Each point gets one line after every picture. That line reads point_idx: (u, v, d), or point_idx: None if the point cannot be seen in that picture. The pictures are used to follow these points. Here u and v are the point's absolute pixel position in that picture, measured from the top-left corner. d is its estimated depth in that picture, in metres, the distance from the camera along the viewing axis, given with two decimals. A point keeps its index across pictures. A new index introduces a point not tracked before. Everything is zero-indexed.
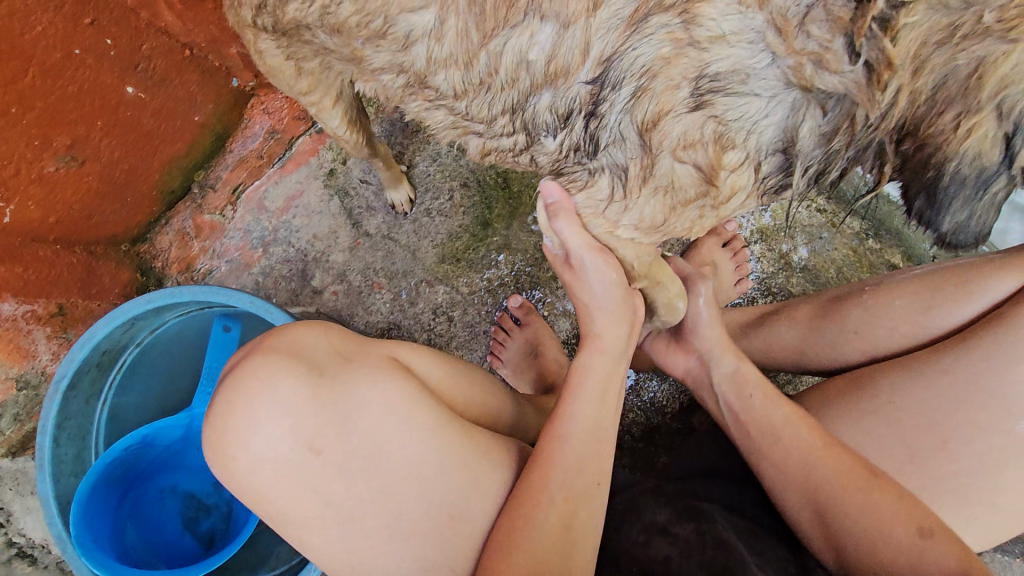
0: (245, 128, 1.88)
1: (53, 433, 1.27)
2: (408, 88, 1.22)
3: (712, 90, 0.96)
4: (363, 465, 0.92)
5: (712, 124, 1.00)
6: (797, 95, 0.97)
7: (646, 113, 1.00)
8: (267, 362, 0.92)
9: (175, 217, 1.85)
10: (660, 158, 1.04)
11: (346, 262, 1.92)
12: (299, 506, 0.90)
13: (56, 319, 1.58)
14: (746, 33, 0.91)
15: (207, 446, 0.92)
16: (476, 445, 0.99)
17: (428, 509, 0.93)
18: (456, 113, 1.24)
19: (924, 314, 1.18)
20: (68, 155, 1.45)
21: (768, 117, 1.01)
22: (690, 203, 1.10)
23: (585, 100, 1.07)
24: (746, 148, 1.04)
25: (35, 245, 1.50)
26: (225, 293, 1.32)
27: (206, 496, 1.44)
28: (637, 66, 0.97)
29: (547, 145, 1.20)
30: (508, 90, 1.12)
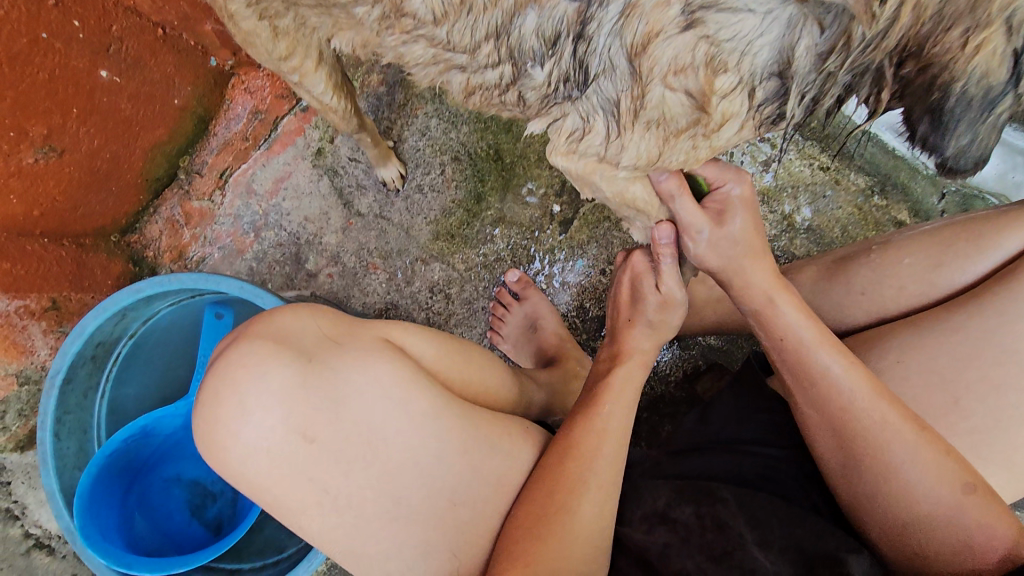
0: (228, 109, 1.84)
1: (53, 428, 1.27)
2: (385, 20, 1.13)
3: (704, 5, 0.92)
4: (360, 452, 0.91)
5: (704, 46, 0.97)
6: (793, 10, 0.93)
7: (635, 34, 0.99)
8: (253, 349, 0.90)
9: (163, 205, 1.82)
10: (650, 87, 1.03)
11: (339, 243, 1.90)
12: (296, 496, 0.90)
13: (50, 314, 1.57)
14: None
15: (198, 437, 0.91)
16: (477, 430, 0.98)
17: (428, 493, 0.94)
18: (438, 45, 1.15)
19: (933, 272, 1.15)
20: (46, 146, 1.41)
21: (762, 36, 0.96)
22: (682, 134, 1.08)
23: (572, 20, 1.03)
24: (739, 72, 1.00)
25: (22, 240, 1.48)
26: (214, 280, 1.30)
27: (211, 484, 1.45)
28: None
29: (535, 76, 1.15)
30: (491, 11, 1.04)
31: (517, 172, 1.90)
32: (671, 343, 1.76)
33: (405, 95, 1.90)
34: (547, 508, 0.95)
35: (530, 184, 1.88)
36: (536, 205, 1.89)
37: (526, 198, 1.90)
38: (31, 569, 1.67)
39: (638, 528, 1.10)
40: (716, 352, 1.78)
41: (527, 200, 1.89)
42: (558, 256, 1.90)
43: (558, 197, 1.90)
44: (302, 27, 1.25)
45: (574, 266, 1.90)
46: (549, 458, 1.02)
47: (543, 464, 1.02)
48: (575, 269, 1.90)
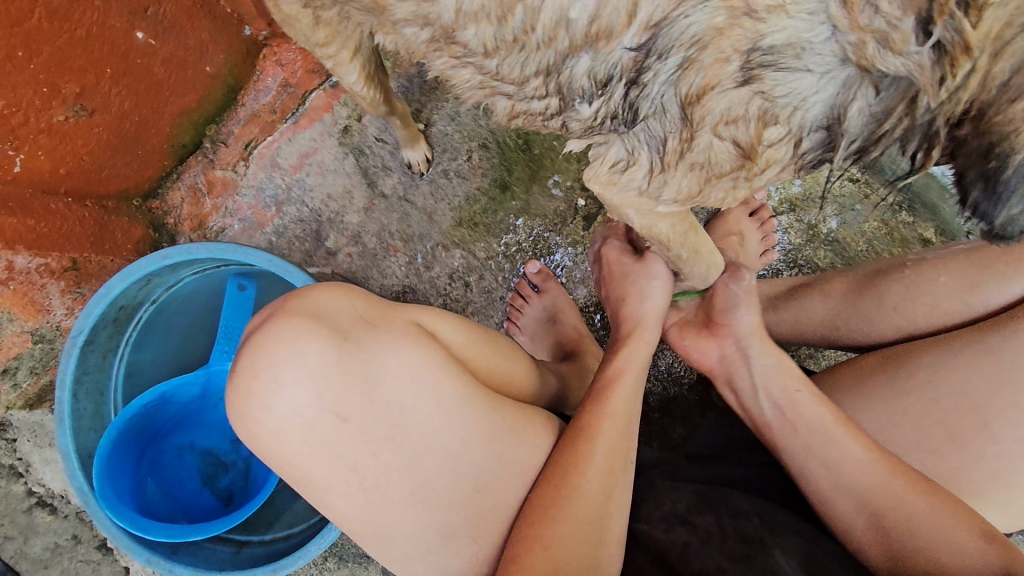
0: (257, 81, 1.81)
1: (72, 388, 1.26)
2: (434, 42, 1.06)
3: (764, 65, 0.85)
4: (389, 434, 0.91)
5: (758, 101, 0.89)
6: (852, 71, 0.84)
7: (691, 86, 0.90)
8: (289, 325, 0.90)
9: (186, 172, 1.80)
10: (700, 133, 0.95)
11: (361, 223, 1.89)
12: (324, 472, 0.89)
13: (69, 273, 1.56)
14: (807, 3, 0.77)
15: (230, 408, 0.91)
16: (505, 420, 0.98)
17: (452, 480, 0.93)
18: (488, 74, 1.08)
19: (970, 292, 1.14)
20: (78, 104, 1.40)
21: (817, 94, 0.88)
22: (724, 176, 1.02)
23: (628, 67, 0.93)
24: (789, 125, 0.92)
25: (46, 197, 1.46)
26: (244, 251, 1.29)
27: (224, 454, 1.43)
28: (686, 37, 0.85)
29: (581, 112, 1.07)
30: (545, 51, 0.96)
31: (545, 165, 1.89)
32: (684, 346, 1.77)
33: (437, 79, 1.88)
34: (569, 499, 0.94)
35: (558, 178, 1.87)
36: (561, 198, 1.88)
37: (551, 190, 1.89)
38: (32, 526, 1.69)
39: (657, 526, 1.09)
40: None
41: (553, 192, 1.88)
42: (580, 251, 1.89)
43: (583, 191, 1.89)
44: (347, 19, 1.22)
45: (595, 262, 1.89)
46: (567, 442, 1.01)
47: (562, 448, 1.00)
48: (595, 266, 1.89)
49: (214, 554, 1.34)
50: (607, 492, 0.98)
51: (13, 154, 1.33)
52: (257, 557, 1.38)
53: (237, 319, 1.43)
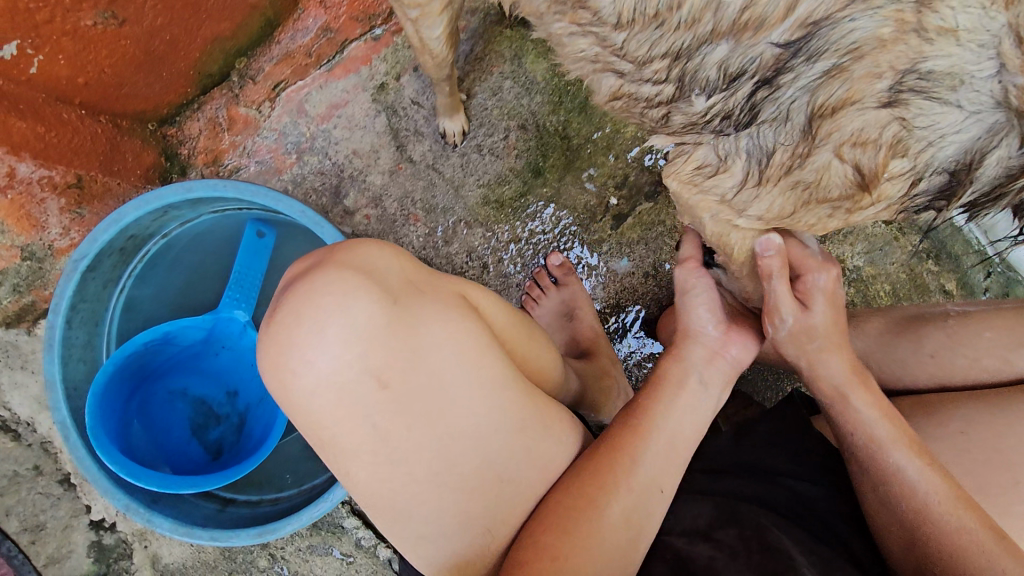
0: (297, 19, 1.71)
1: (66, 314, 1.18)
2: (558, 4, 1.12)
3: (914, 89, 0.88)
4: (424, 408, 0.85)
5: (896, 126, 0.92)
6: (1001, 117, 0.88)
7: (832, 96, 0.93)
8: (340, 277, 0.83)
9: (208, 103, 1.69)
10: (820, 150, 0.98)
11: (384, 185, 1.81)
12: (352, 437, 0.83)
13: (72, 191, 1.46)
14: (980, 34, 0.81)
15: (262, 357, 0.84)
16: (541, 412, 0.94)
17: (481, 464, 0.88)
18: (608, 47, 1.14)
19: (1013, 351, 1.13)
20: (109, 11, 1.29)
21: (958, 133, 0.91)
22: (825, 202, 1.05)
23: (767, 64, 0.96)
24: (916, 161, 0.95)
25: (59, 105, 1.37)
26: (274, 197, 1.21)
27: (218, 405, 1.35)
28: (844, 42, 0.88)
29: (694, 104, 1.11)
30: (682, 32, 1.00)
31: (582, 155, 1.83)
32: None
33: (484, 49, 1.81)
34: (593, 504, 0.89)
35: (594, 171, 1.81)
36: (594, 192, 1.83)
37: (585, 182, 1.83)
38: None
39: (679, 536, 1.12)
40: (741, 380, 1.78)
41: (587, 185, 1.83)
42: (604, 250, 1.85)
43: (617, 190, 1.84)
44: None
45: (618, 263, 1.85)
46: (596, 451, 0.96)
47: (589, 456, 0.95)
48: (617, 266, 1.85)
49: (197, 509, 1.28)
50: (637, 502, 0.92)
51: (31, 53, 1.23)
52: (242, 517, 1.32)
53: (252, 267, 1.36)
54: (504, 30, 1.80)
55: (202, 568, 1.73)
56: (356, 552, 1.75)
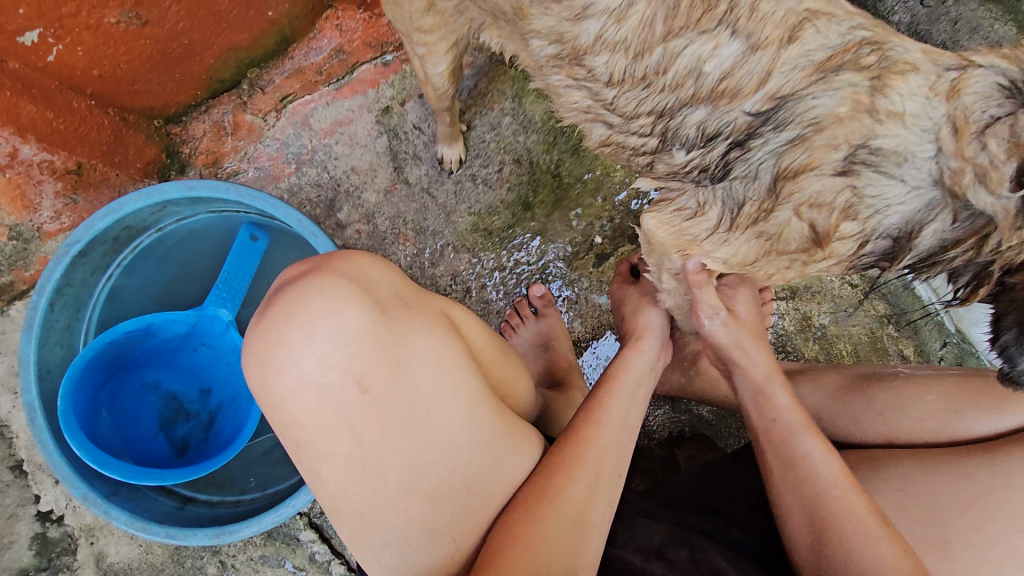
0: (313, 38, 1.78)
1: (50, 297, 1.19)
2: (556, 59, 1.23)
3: (865, 161, 0.99)
4: (402, 415, 0.89)
5: (848, 193, 1.02)
6: (937, 195, 1.00)
7: (794, 161, 1.04)
8: (334, 283, 0.88)
9: (216, 107, 1.74)
10: (782, 208, 1.08)
11: (377, 204, 1.87)
12: (329, 438, 0.86)
13: (70, 177, 1.49)
14: (925, 118, 0.96)
15: (249, 352, 0.88)
16: (509, 426, 0.99)
17: (449, 475, 0.92)
18: (598, 100, 1.25)
19: (953, 416, 1.21)
20: (133, 12, 1.35)
21: (901, 204, 1.02)
22: (784, 253, 1.14)
23: (739, 129, 1.09)
24: (865, 226, 1.05)
25: (71, 94, 1.40)
26: (273, 203, 1.24)
27: (189, 402, 1.35)
28: (807, 116, 1.01)
29: (675, 157, 1.21)
30: (667, 94, 1.13)
31: (572, 194, 1.91)
32: (662, 403, 1.84)
33: (488, 85, 1.90)
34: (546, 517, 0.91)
35: (581, 210, 1.89)
36: (580, 229, 1.91)
37: (572, 220, 1.91)
38: None
39: (634, 555, 1.17)
40: (704, 424, 1.85)
41: (573, 223, 1.91)
42: (584, 288, 1.92)
43: (602, 230, 1.92)
44: (460, 10, 1.32)
45: (595, 301, 1.92)
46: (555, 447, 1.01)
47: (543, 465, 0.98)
48: (595, 300, 1.92)
49: (155, 505, 1.28)
50: (595, 516, 0.97)
51: (53, 42, 1.28)
52: (200, 517, 1.32)
53: (242, 270, 1.39)
54: (508, 69, 1.89)
55: (147, 571, 1.68)
56: (308, 566, 1.72)
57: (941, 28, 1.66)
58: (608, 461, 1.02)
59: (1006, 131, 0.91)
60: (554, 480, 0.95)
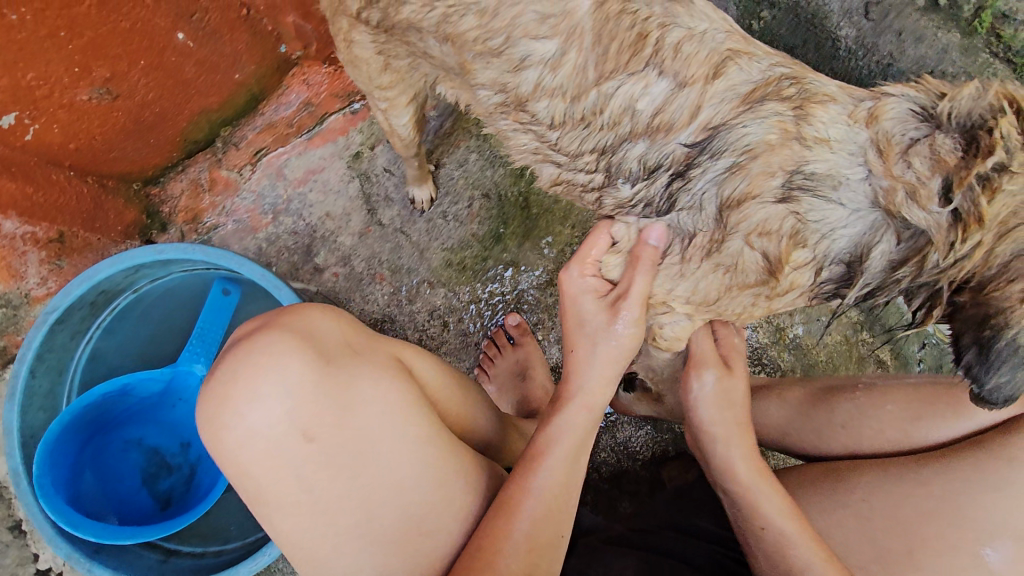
0: (281, 94, 1.85)
1: (31, 364, 1.25)
2: (503, 106, 1.29)
3: (802, 187, 1.04)
4: (349, 461, 0.97)
5: (792, 220, 1.07)
6: (879, 216, 1.04)
7: (735, 190, 1.09)
8: (279, 338, 0.97)
9: (191, 166, 1.82)
10: (732, 238, 1.12)
11: (353, 246, 1.93)
12: (279, 487, 0.95)
13: (52, 245, 1.57)
14: (849, 144, 1.01)
15: (202, 409, 0.97)
16: (459, 462, 1.06)
17: (398, 517, 0.99)
18: (545, 142, 1.30)
19: (911, 423, 1.27)
20: (104, 88, 1.43)
21: (846, 228, 1.07)
22: (746, 288, 1.17)
23: (678, 159, 1.15)
24: (815, 251, 1.10)
25: (50, 168, 1.48)
26: (236, 260, 1.30)
27: (171, 455, 1.41)
28: (740, 143, 1.07)
29: (621, 191, 1.26)
30: (606, 132, 1.19)
31: (540, 224, 1.96)
32: (643, 423, 1.86)
33: (453, 125, 1.97)
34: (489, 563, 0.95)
35: (550, 239, 1.94)
36: (550, 258, 1.96)
37: (543, 249, 1.96)
38: None
39: None
40: (686, 442, 1.87)
41: (544, 251, 1.95)
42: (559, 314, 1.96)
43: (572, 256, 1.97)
44: (413, 72, 1.40)
45: None
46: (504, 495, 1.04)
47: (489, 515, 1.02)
48: None
49: (140, 560, 1.31)
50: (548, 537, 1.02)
51: (28, 123, 1.36)
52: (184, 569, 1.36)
53: (215, 325, 1.44)
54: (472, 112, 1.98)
55: None
56: None
57: (887, 40, 1.71)
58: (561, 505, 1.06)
59: (926, 150, 0.95)
60: (513, 513, 1.00)
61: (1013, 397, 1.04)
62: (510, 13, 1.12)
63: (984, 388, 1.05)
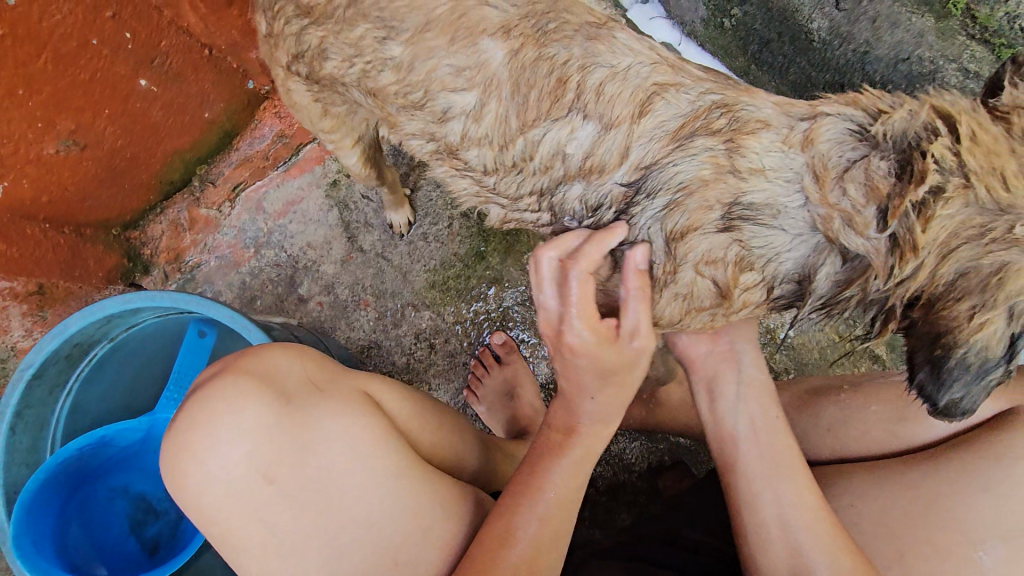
0: (255, 128, 1.85)
1: (10, 422, 1.26)
2: (436, 154, 1.36)
3: (743, 217, 1.08)
4: (314, 499, 0.96)
5: (736, 248, 1.11)
6: (820, 239, 1.07)
7: (676, 225, 1.12)
8: (236, 382, 0.99)
9: (170, 208, 1.83)
10: (683, 269, 1.15)
11: (336, 274, 1.92)
12: (244, 531, 0.95)
13: (33, 297, 1.55)
14: (784, 171, 1.05)
15: (166, 459, 0.98)
16: (433, 491, 1.05)
17: (371, 551, 0.97)
18: (484, 186, 1.37)
19: (897, 424, 1.26)
20: (70, 139, 1.44)
21: (790, 251, 1.09)
22: (703, 310, 1.19)
23: (617, 199, 1.19)
24: (763, 273, 1.13)
25: (24, 223, 1.49)
26: (207, 304, 1.31)
27: (158, 501, 1.44)
28: (674, 181, 1.11)
29: (570, 229, 1.30)
30: (540, 176, 1.25)
31: (521, 239, 1.94)
32: (638, 434, 1.83)
33: None
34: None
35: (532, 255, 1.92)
36: None
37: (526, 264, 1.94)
38: None
39: None
40: (682, 449, 1.84)
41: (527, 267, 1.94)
42: None
43: None
44: (351, 115, 1.46)
45: None
46: (489, 519, 1.01)
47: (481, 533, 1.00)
48: None
49: None
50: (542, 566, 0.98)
51: None
52: None
53: (192, 368, 1.45)
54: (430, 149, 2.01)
55: None
56: None
57: (862, 28, 1.62)
58: (555, 516, 1.03)
59: (861, 175, 0.99)
60: (506, 535, 0.98)
61: (971, 410, 1.03)
62: (425, 67, 1.19)
63: (939, 407, 1.05)
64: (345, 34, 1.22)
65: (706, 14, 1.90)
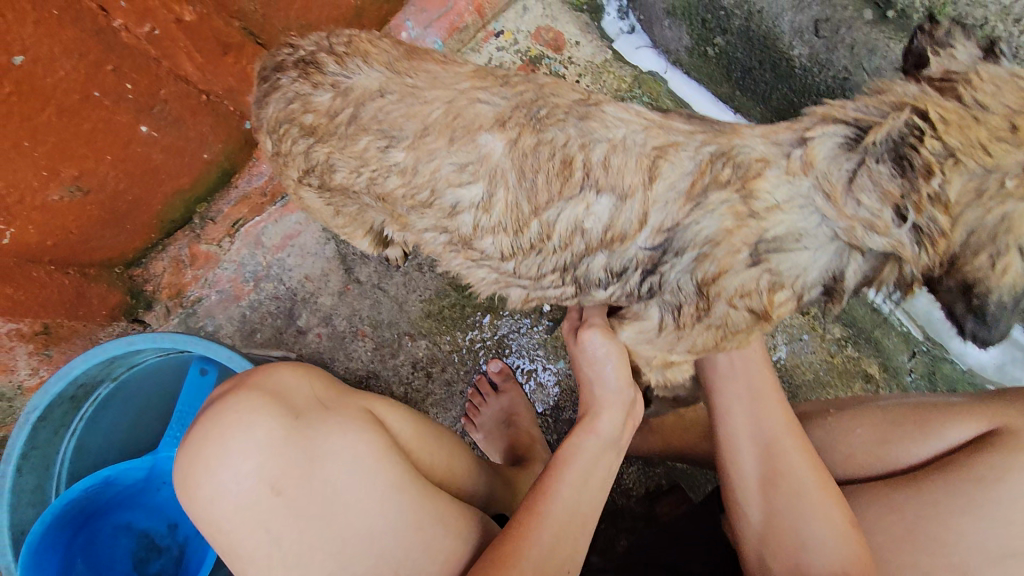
0: (252, 165, 1.85)
1: (16, 463, 1.29)
2: (451, 245, 1.39)
3: (768, 251, 1.15)
4: (319, 512, 1.01)
5: (767, 277, 1.17)
6: (841, 244, 1.15)
7: (706, 273, 1.20)
8: (250, 397, 1.04)
9: (172, 245, 1.86)
10: (717, 305, 1.22)
11: (333, 306, 1.96)
12: (249, 539, 0.99)
13: (39, 337, 1.62)
14: (796, 200, 1.11)
15: (178, 473, 1.03)
16: (436, 506, 1.08)
17: (376, 561, 1.02)
18: (503, 271, 1.40)
19: (880, 447, 1.28)
20: (74, 185, 1.49)
21: (815, 263, 1.17)
22: (739, 333, 1.27)
23: (643, 260, 1.26)
24: (794, 288, 1.20)
25: (29, 266, 1.54)
26: (206, 344, 1.35)
27: (160, 538, 1.47)
28: (699, 237, 1.17)
29: (597, 294, 1.36)
30: (561, 253, 1.29)
31: None
32: (633, 460, 1.85)
33: None
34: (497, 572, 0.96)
35: None
36: None
37: None
38: None
39: None
40: (679, 472, 1.86)
41: None
42: (539, 351, 1.98)
43: None
44: (361, 216, 1.50)
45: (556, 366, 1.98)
46: (501, 536, 1.03)
47: (495, 545, 1.02)
48: (554, 368, 1.97)
49: None
50: (554, 569, 1.01)
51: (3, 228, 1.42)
52: None
53: (193, 404, 1.48)
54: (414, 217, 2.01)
55: None
56: None
57: (840, 55, 1.58)
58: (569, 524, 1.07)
59: (868, 183, 1.04)
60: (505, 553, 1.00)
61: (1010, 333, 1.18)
62: (427, 170, 1.22)
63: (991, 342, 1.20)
64: (348, 149, 1.25)
65: (689, 44, 1.96)
